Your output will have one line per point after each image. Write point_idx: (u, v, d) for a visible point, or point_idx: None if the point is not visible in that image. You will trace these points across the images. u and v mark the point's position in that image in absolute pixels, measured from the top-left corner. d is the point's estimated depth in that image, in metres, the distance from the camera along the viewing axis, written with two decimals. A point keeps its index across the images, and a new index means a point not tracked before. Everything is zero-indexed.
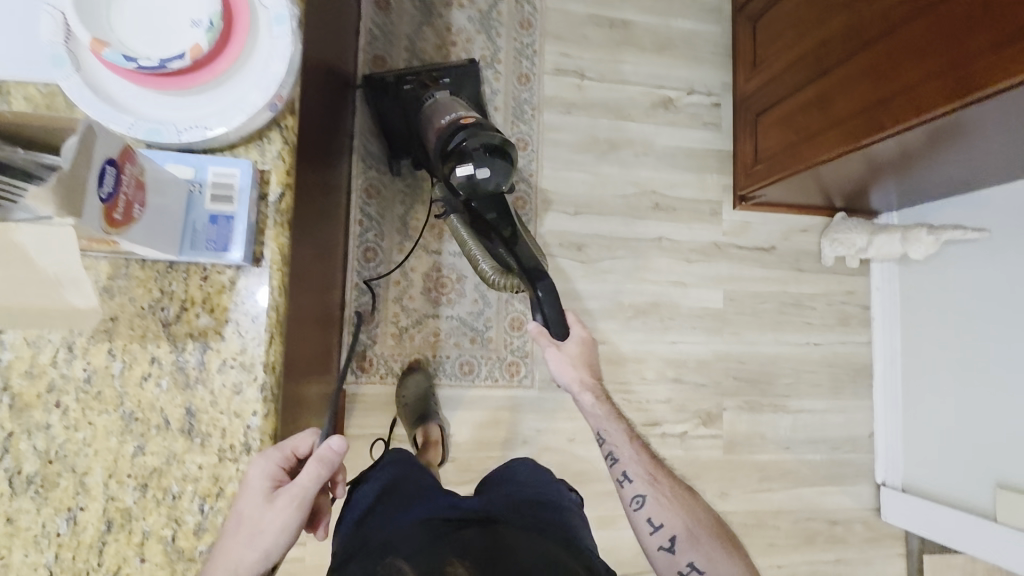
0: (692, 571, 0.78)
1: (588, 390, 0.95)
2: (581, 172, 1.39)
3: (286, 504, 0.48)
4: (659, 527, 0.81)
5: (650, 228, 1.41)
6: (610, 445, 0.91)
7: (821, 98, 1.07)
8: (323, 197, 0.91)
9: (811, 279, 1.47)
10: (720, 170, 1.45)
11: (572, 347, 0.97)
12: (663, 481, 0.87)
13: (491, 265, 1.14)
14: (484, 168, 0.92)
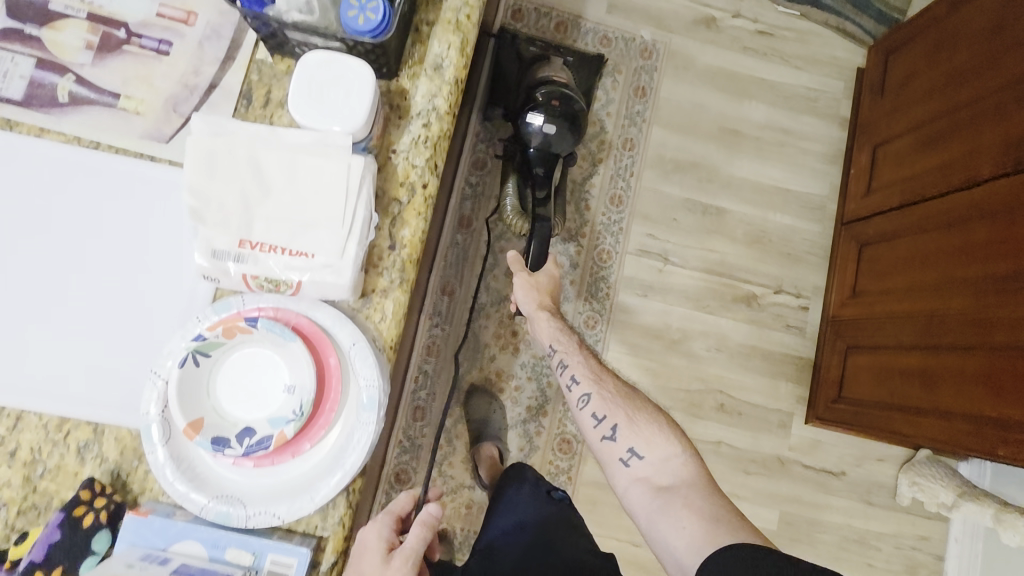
0: (631, 455, 0.78)
1: (544, 310, 0.96)
2: (647, 359, 1.33)
3: (399, 563, 0.55)
4: (602, 419, 0.82)
5: (711, 431, 1.33)
6: (561, 354, 0.91)
7: (924, 373, 0.99)
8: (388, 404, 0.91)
9: (881, 516, 1.35)
10: (797, 379, 1.37)
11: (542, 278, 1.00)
12: (608, 378, 0.88)
13: (513, 205, 1.15)
14: (554, 126, 1.01)
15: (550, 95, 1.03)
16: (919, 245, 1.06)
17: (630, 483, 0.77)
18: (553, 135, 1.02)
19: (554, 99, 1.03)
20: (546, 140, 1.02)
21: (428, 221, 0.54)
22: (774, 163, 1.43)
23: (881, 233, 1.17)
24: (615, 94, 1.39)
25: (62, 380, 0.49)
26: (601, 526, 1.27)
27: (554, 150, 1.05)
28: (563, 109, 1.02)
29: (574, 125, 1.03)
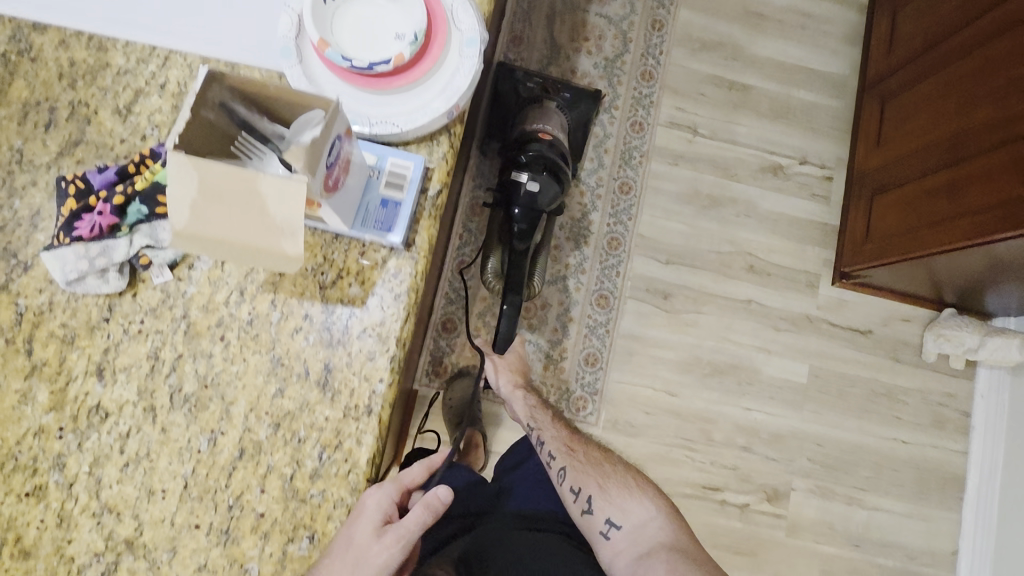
0: (609, 527, 0.83)
1: (518, 390, 1.06)
2: (679, 222, 1.39)
3: (391, 542, 0.51)
4: (578, 493, 0.87)
5: (741, 289, 1.39)
6: (536, 432, 0.97)
7: (951, 185, 1.06)
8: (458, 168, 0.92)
9: (907, 372, 1.40)
10: (823, 243, 1.42)
11: (511, 358, 1.11)
12: (580, 451, 0.94)
13: (493, 267, 1.20)
14: (538, 184, 0.99)
15: (537, 154, 1.00)
16: (941, 80, 1.13)
17: (615, 556, 0.82)
18: (538, 191, 1.00)
19: (540, 158, 0.99)
20: (530, 196, 1.00)
21: None
22: (797, 44, 1.50)
23: (906, 79, 1.24)
24: None
25: (202, 25, 0.56)
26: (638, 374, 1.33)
27: (539, 204, 1.01)
28: (549, 168, 0.99)
29: (560, 180, 1.00)
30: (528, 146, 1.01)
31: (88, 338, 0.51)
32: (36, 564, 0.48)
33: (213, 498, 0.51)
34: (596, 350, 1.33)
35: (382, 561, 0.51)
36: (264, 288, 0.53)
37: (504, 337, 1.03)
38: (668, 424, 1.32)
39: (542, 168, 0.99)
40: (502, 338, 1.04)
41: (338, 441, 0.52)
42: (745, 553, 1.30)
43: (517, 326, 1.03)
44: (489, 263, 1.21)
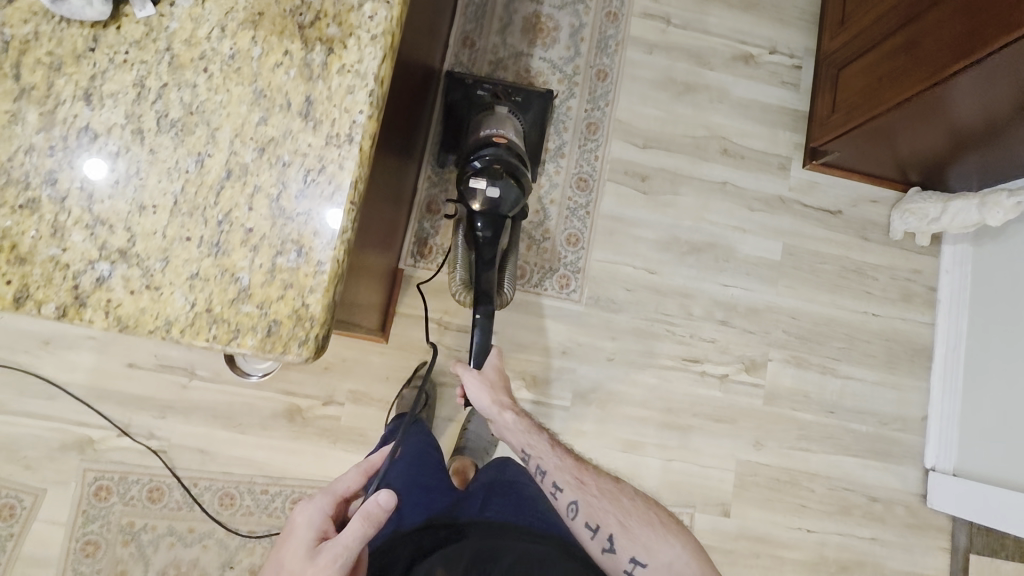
0: (634, 565, 0.82)
1: (508, 410, 0.98)
2: (655, 108, 1.43)
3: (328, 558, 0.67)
4: (596, 531, 0.84)
5: (715, 172, 1.43)
6: (538, 459, 0.93)
7: (908, 42, 1.12)
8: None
9: (876, 249, 1.45)
10: (794, 128, 1.46)
11: (491, 373, 1.04)
12: (590, 479, 0.90)
13: (464, 277, 1.14)
14: (498, 189, 0.99)
15: (493, 159, 1.00)
16: None
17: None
18: (498, 198, 1.00)
19: (495, 162, 1.00)
20: (491, 202, 1.00)
21: None
22: None
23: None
24: None
25: None
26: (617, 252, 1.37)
27: (502, 210, 1.02)
28: (504, 170, 1.00)
29: (518, 181, 1.01)
30: (482, 150, 1.02)
31: (75, 66, 0.53)
32: (34, 270, 0.50)
33: (203, 214, 0.53)
34: (577, 231, 1.36)
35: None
36: (244, 26, 0.56)
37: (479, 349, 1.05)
38: (648, 300, 1.37)
39: (499, 172, 1.00)
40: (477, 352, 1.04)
41: (320, 166, 0.55)
42: (724, 420, 1.35)
43: (490, 338, 1.05)
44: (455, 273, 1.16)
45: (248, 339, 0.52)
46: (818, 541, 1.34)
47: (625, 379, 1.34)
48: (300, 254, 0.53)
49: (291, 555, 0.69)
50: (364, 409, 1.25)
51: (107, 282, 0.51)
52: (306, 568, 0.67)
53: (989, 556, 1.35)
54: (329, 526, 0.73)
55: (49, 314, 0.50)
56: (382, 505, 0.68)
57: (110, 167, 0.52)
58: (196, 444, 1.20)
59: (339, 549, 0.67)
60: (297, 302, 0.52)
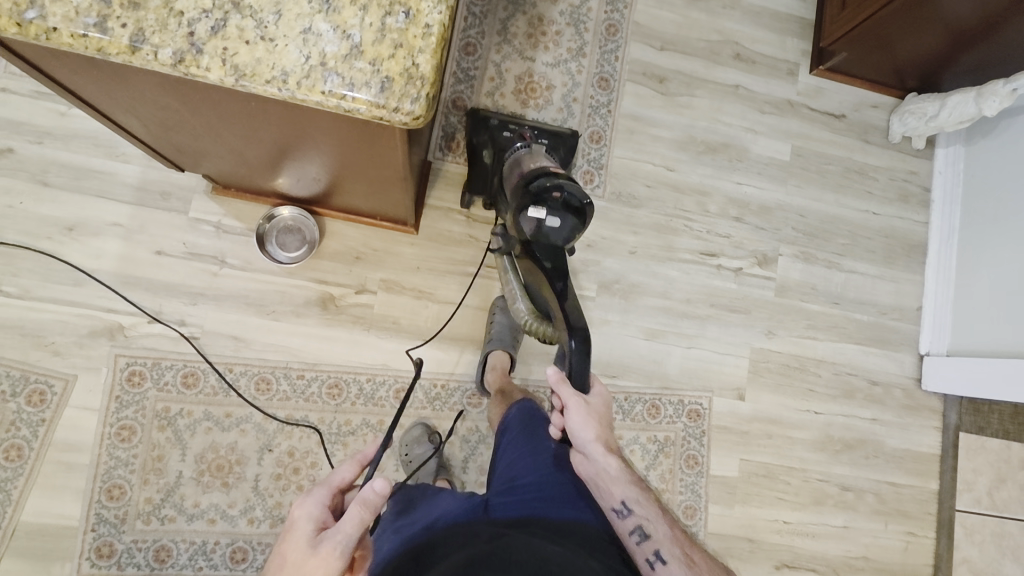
0: None
1: (609, 451, 0.92)
2: (670, 12, 1.46)
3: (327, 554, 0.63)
4: None
5: (729, 75, 1.47)
6: (639, 519, 0.85)
7: None
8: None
9: (877, 152, 1.53)
10: (801, 36, 1.52)
11: (595, 402, 0.95)
12: (699, 565, 0.82)
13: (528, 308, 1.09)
14: (557, 220, 0.93)
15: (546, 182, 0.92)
16: None
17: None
18: (557, 227, 0.94)
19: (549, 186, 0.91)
20: (547, 232, 0.94)
21: None
22: None
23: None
24: None
25: None
26: (637, 151, 1.40)
27: (555, 240, 0.95)
28: (564, 200, 0.92)
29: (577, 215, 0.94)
30: (532, 172, 0.95)
31: None
32: (148, 15, 0.51)
33: None
34: (599, 129, 1.39)
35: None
36: None
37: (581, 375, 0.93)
38: (667, 197, 1.41)
39: (557, 201, 0.92)
40: (575, 373, 0.93)
41: None
42: (740, 312, 1.41)
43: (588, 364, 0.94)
44: (520, 306, 1.11)
45: (362, 93, 0.53)
46: (824, 422, 1.42)
47: (646, 272, 1.38)
48: (408, 17, 0.55)
49: (290, 546, 0.65)
50: (396, 298, 1.26)
51: (222, 32, 0.52)
52: (307, 559, 0.63)
53: (976, 434, 1.45)
54: (328, 516, 0.68)
55: (165, 59, 0.50)
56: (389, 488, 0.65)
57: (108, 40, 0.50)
58: (229, 330, 1.20)
59: (341, 533, 0.64)
60: (407, 61, 0.54)
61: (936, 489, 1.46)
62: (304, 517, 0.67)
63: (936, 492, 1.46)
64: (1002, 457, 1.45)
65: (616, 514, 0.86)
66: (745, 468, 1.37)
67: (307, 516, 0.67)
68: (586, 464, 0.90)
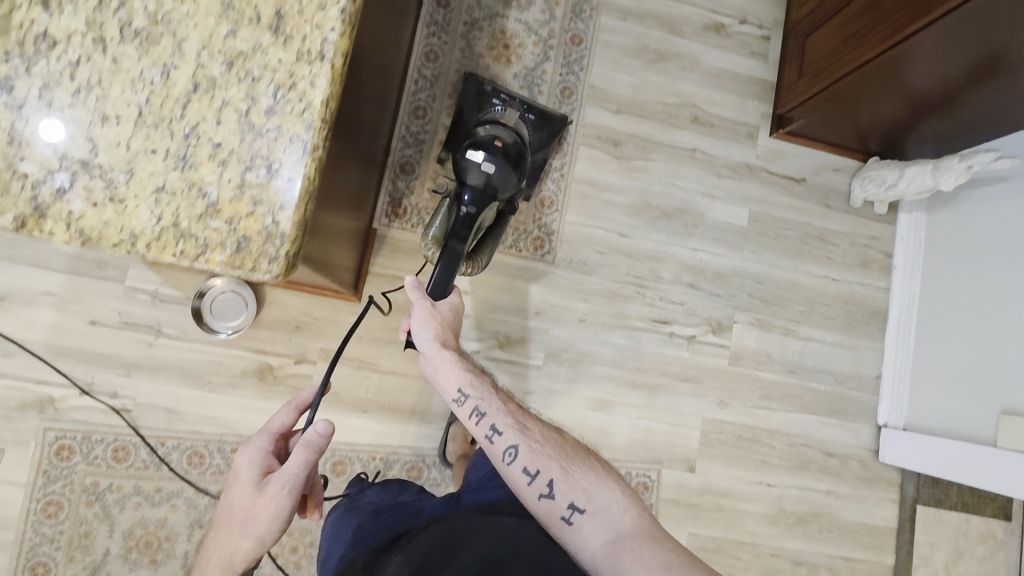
0: (573, 511, 0.85)
1: (449, 347, 0.98)
2: (627, 74, 1.45)
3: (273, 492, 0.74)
4: (534, 476, 0.88)
5: (686, 139, 1.46)
6: (474, 400, 0.93)
7: (872, 3, 1.15)
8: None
9: (837, 217, 1.51)
10: (762, 98, 1.51)
11: (444, 311, 1.02)
12: (530, 425, 0.93)
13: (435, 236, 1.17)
14: (493, 167, 1.05)
15: (492, 136, 1.08)
16: None
17: (581, 539, 0.84)
18: (493, 172, 1.06)
19: (496, 139, 1.08)
20: (482, 177, 1.05)
21: None
22: None
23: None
24: None
25: None
26: (589, 216, 1.38)
27: (484, 188, 1.06)
28: (506, 150, 1.07)
29: (513, 172, 1.08)
30: (483, 127, 1.12)
31: None
32: None
33: (169, 127, 0.51)
34: (551, 194, 1.37)
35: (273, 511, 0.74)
36: None
37: (438, 285, 1.06)
38: (619, 263, 1.39)
39: (500, 150, 1.07)
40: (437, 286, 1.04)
41: (291, 83, 0.54)
42: (692, 381, 1.39)
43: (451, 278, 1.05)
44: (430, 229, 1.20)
45: (216, 254, 0.51)
46: (777, 494, 1.39)
47: (595, 340, 1.36)
48: (269, 173, 0.52)
49: (239, 492, 0.77)
50: (337, 368, 1.25)
51: (68, 193, 0.49)
52: (256, 500, 0.75)
53: (934, 509, 1.42)
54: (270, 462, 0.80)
55: (6, 224, 0.48)
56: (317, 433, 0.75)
57: (60, 126, 0.49)
58: (162, 402, 1.18)
59: (283, 476, 0.74)
60: (266, 219, 0.52)
61: (892, 564, 1.43)
62: (247, 466, 0.78)
63: (892, 568, 1.43)
64: (960, 533, 1.42)
65: (455, 403, 0.94)
66: (693, 542, 1.35)
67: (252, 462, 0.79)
68: (428, 365, 0.97)
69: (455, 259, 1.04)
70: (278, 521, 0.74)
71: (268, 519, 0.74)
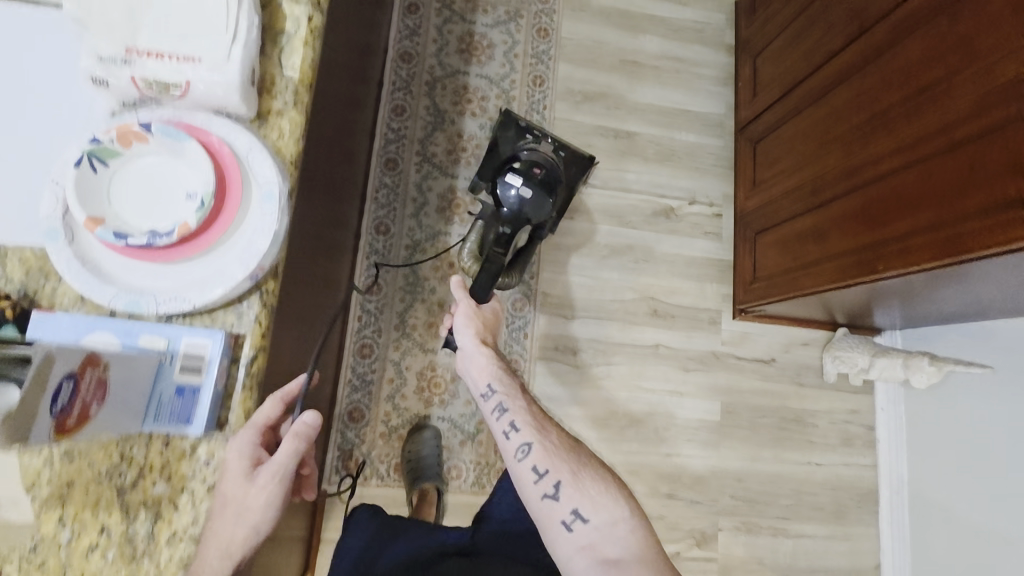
0: (575, 518, 0.74)
1: (484, 348, 0.93)
2: (580, 275, 1.39)
3: (266, 481, 0.53)
4: (543, 475, 0.77)
5: (647, 335, 1.40)
6: (500, 397, 0.86)
7: (816, 229, 1.10)
8: (318, 199, 0.95)
9: (813, 395, 1.44)
10: (720, 279, 1.46)
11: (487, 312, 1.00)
12: (550, 427, 0.84)
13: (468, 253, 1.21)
14: (531, 194, 1.05)
15: (531, 163, 1.09)
16: (802, 125, 1.18)
17: (573, 550, 0.73)
18: (529, 198, 1.06)
19: (535, 167, 1.09)
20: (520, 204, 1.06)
21: (316, 52, 0.59)
22: (674, 88, 1.55)
23: (775, 101, 1.29)
24: (520, 36, 1.48)
25: None
26: None
27: (525, 214, 1.06)
28: (544, 177, 1.07)
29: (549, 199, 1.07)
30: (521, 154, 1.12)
31: None
32: None
33: None
34: None
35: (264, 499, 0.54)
36: (48, 504, 0.46)
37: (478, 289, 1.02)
38: None
39: (537, 178, 1.08)
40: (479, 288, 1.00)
41: None
42: None
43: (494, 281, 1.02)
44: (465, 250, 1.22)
45: None
46: None
47: None
48: None
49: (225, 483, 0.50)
50: None
51: None
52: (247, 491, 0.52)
53: None
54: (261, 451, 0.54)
55: None
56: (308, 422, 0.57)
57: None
58: None
59: (278, 466, 0.54)
60: None
61: None
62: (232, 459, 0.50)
63: None
64: None
65: (481, 398, 0.88)
66: None
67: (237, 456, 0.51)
68: (463, 359, 0.93)
69: (496, 269, 1.01)
70: (274, 512, 0.55)
71: (263, 511, 0.53)
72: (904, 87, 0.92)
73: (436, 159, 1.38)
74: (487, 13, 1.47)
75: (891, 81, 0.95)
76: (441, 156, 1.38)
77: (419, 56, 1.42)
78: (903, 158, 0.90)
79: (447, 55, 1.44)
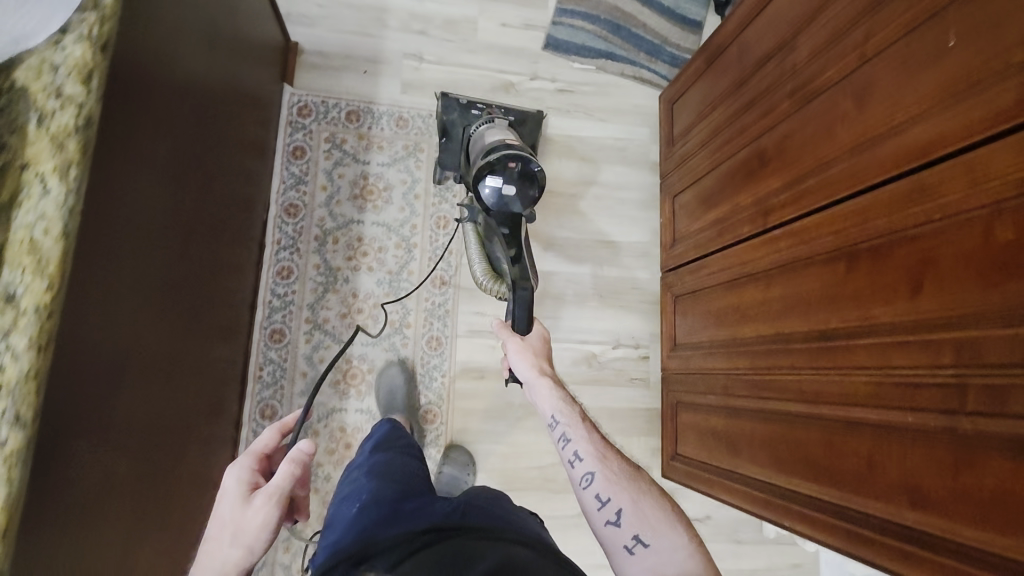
0: (636, 543, 0.72)
1: (546, 376, 0.96)
2: (493, 440, 1.29)
3: (261, 502, 0.64)
4: (605, 501, 0.77)
5: (569, 503, 1.30)
6: (563, 427, 0.88)
7: (727, 434, 0.98)
8: (144, 468, 0.82)
9: (751, 553, 1.35)
10: (648, 431, 1.36)
11: (533, 341, 1.02)
12: (613, 456, 0.84)
13: (483, 268, 1.21)
14: (513, 187, 0.99)
15: (505, 153, 0.98)
16: (714, 301, 1.06)
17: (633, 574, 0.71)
18: (511, 197, 1.00)
19: (510, 158, 0.98)
20: (503, 201, 1.00)
21: (14, 484, 0.47)
22: (594, 217, 1.43)
23: (693, 258, 1.16)
24: (420, 173, 1.36)
25: None
26: None
27: (514, 208, 1.01)
28: (522, 170, 0.98)
29: (534, 182, 1.00)
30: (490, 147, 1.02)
31: None
32: None
33: None
34: None
35: (261, 520, 0.64)
36: None
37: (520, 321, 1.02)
38: None
39: (515, 171, 0.99)
40: (519, 318, 1.01)
41: None
42: None
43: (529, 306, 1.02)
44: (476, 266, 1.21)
45: None
46: None
47: None
48: None
49: (223, 508, 0.66)
50: None
51: None
52: (243, 512, 0.64)
53: None
54: (257, 477, 0.69)
55: None
56: (305, 450, 0.67)
57: None
58: None
59: (267, 491, 0.64)
60: None
61: None
62: (230, 481, 0.68)
63: None
64: None
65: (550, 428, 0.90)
66: None
67: (236, 480, 0.68)
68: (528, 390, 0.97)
69: (529, 298, 1.01)
70: (269, 535, 0.63)
71: (255, 530, 0.63)
72: (811, 318, 0.79)
73: (328, 325, 1.26)
74: (383, 149, 1.35)
75: (794, 299, 0.83)
76: (333, 322, 1.26)
77: (307, 207, 1.30)
78: (805, 403, 0.78)
79: (338, 203, 1.31)
